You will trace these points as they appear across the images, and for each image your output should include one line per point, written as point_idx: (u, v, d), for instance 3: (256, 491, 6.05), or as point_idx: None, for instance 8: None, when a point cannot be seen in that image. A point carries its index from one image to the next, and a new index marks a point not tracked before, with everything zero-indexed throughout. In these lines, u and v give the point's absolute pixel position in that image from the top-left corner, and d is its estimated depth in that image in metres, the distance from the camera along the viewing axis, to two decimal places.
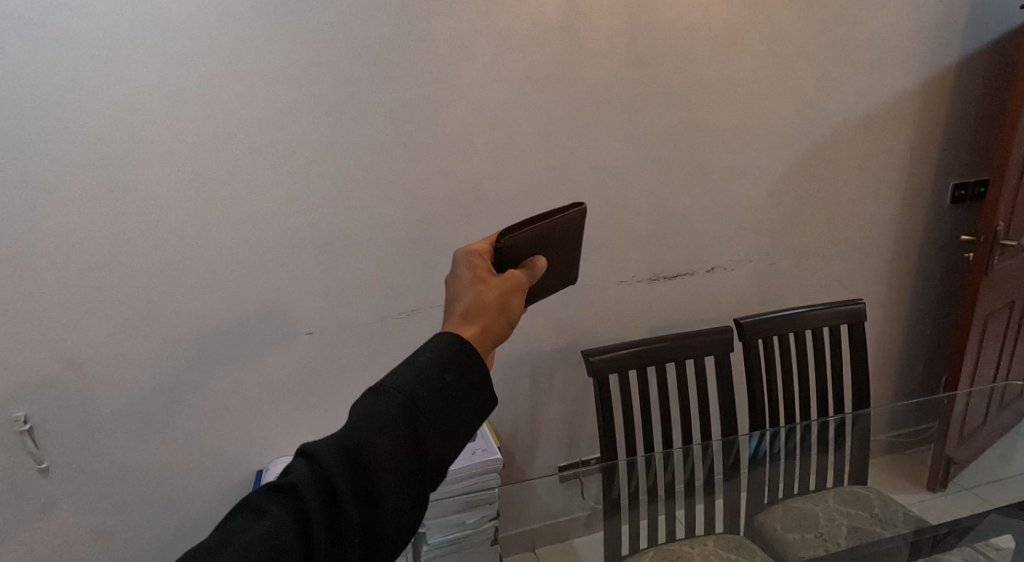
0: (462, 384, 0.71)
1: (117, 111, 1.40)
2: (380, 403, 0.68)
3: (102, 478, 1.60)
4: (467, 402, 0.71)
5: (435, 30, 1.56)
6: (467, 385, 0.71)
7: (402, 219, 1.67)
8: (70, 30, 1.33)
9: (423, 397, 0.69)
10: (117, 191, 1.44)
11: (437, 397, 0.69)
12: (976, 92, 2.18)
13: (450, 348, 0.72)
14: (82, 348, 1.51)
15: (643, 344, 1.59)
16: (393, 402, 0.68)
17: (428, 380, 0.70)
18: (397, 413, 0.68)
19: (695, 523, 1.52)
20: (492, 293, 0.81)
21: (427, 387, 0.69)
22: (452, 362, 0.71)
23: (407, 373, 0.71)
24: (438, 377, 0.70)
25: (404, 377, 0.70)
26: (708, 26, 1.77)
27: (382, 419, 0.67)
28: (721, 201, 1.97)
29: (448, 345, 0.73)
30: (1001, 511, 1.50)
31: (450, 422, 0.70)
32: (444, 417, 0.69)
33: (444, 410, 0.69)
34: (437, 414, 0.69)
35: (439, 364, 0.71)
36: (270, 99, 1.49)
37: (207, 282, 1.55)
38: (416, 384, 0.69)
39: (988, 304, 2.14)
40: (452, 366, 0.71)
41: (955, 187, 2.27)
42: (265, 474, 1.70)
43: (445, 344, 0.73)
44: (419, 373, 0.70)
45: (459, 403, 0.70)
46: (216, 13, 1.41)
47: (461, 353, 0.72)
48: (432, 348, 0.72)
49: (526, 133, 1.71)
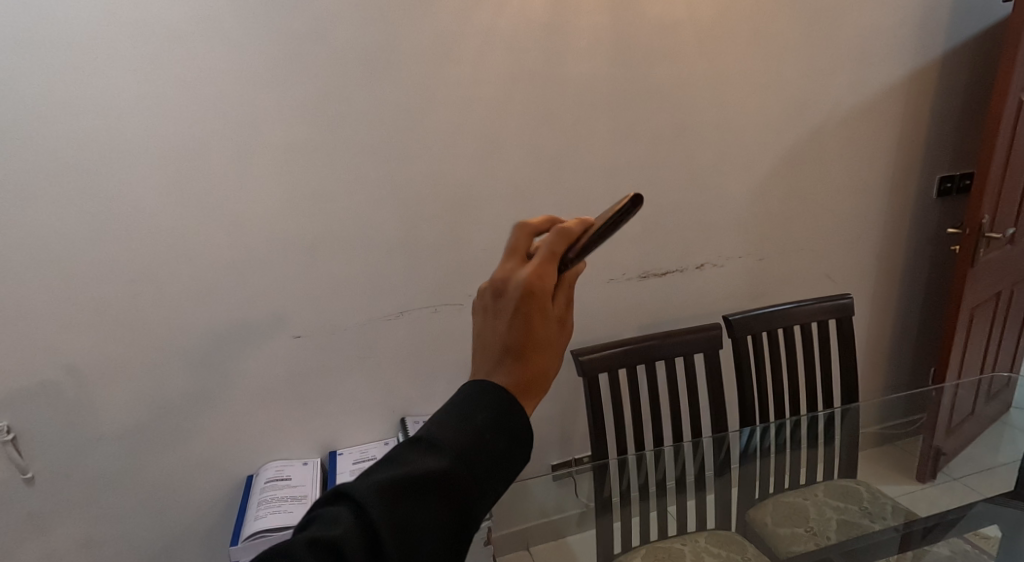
0: (516, 439, 0.71)
1: (100, 115, 1.38)
2: (434, 454, 0.69)
3: (88, 488, 1.58)
4: (512, 467, 0.71)
5: (422, 30, 1.55)
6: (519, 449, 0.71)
7: (391, 220, 1.66)
8: (51, 35, 1.31)
9: (471, 461, 0.69)
10: (100, 196, 1.42)
11: (485, 461, 0.69)
12: (960, 87, 2.20)
13: (505, 413, 0.71)
14: (66, 355, 1.48)
15: (632, 342, 1.58)
16: (447, 455, 0.68)
17: (479, 444, 0.69)
18: (450, 467, 0.68)
19: (686, 521, 1.52)
20: (557, 362, 0.76)
21: (475, 449, 0.69)
22: (502, 423, 0.71)
23: (463, 432, 0.70)
24: (487, 440, 0.70)
25: (458, 429, 0.70)
26: (694, 24, 1.78)
27: (434, 474, 0.67)
28: (708, 199, 1.97)
29: (506, 406, 0.71)
30: (990, 500, 1.51)
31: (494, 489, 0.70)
32: (498, 473, 0.70)
33: (496, 465, 0.70)
34: (488, 468, 0.69)
35: (491, 427, 0.70)
36: (255, 99, 1.47)
37: (193, 286, 1.53)
38: (465, 447, 0.69)
39: (973, 296, 2.16)
40: (505, 428, 0.71)
41: (939, 181, 2.29)
42: (255, 479, 1.68)
43: (501, 407, 0.71)
44: (470, 435, 0.69)
45: (507, 467, 0.70)
46: (199, 16, 1.39)
47: (515, 417, 0.71)
48: (485, 408, 0.71)
49: (515, 132, 1.71)
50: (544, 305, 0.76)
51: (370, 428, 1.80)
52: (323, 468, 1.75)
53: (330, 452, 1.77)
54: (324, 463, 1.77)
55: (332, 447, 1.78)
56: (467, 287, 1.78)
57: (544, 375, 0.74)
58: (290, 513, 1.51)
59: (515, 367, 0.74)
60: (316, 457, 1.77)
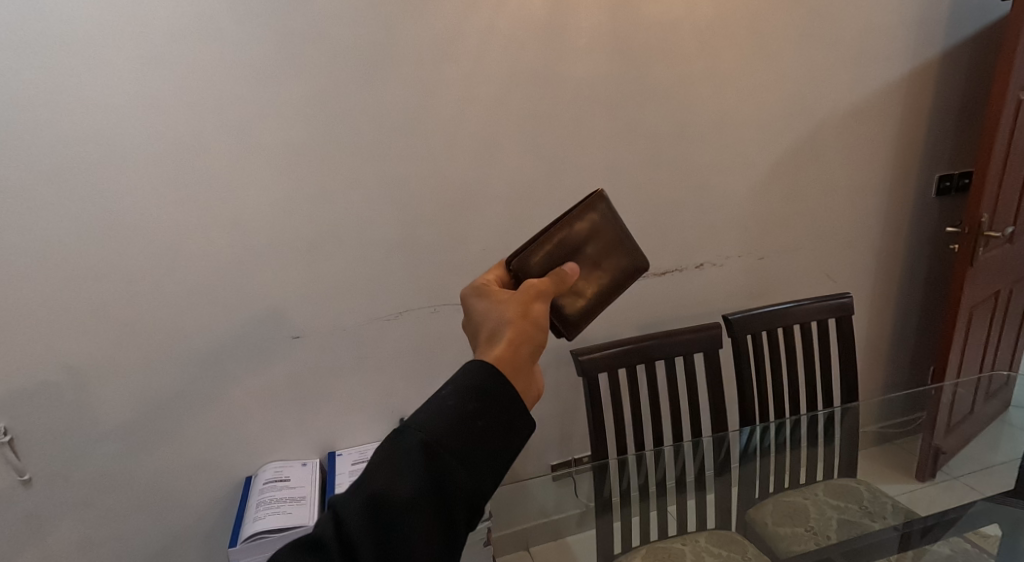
0: (486, 411, 0.72)
1: (97, 114, 1.37)
2: (402, 441, 0.70)
3: (86, 489, 1.57)
4: (493, 431, 0.72)
5: (421, 29, 1.55)
6: (502, 413, 0.73)
7: (390, 219, 1.65)
8: (47, 35, 1.31)
9: (445, 432, 0.70)
10: (97, 196, 1.41)
11: (461, 429, 0.70)
12: (958, 86, 2.20)
13: (471, 384, 0.73)
14: (64, 356, 1.48)
15: (632, 342, 1.58)
16: (413, 439, 0.70)
17: (450, 415, 0.71)
18: (416, 450, 0.69)
19: (686, 521, 1.52)
20: (511, 309, 0.83)
21: (448, 419, 0.71)
22: (474, 390, 0.73)
23: (430, 415, 0.71)
24: (461, 409, 0.71)
25: (425, 414, 0.72)
26: (693, 23, 1.77)
27: (402, 460, 0.69)
28: (707, 198, 1.97)
29: (478, 371, 0.74)
30: (990, 498, 1.51)
31: (479, 456, 0.70)
32: (471, 447, 0.70)
33: (468, 440, 0.70)
34: (458, 444, 0.70)
35: (460, 396, 0.72)
36: (253, 98, 1.47)
37: (191, 286, 1.53)
38: (437, 420, 0.71)
39: (972, 294, 2.16)
40: (471, 397, 0.72)
41: (938, 180, 2.29)
42: (255, 480, 1.67)
43: (467, 375, 0.74)
44: (440, 408, 0.71)
45: (490, 432, 0.71)
46: (197, 15, 1.39)
47: (488, 379, 0.73)
48: (451, 381, 0.73)
49: (514, 131, 1.70)
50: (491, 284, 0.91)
51: (370, 429, 1.80)
52: (323, 468, 1.74)
53: (329, 452, 1.76)
54: (323, 463, 1.76)
55: (331, 447, 1.77)
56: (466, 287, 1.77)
57: (503, 324, 0.81)
58: (289, 514, 1.50)
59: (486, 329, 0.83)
60: (315, 458, 1.76)
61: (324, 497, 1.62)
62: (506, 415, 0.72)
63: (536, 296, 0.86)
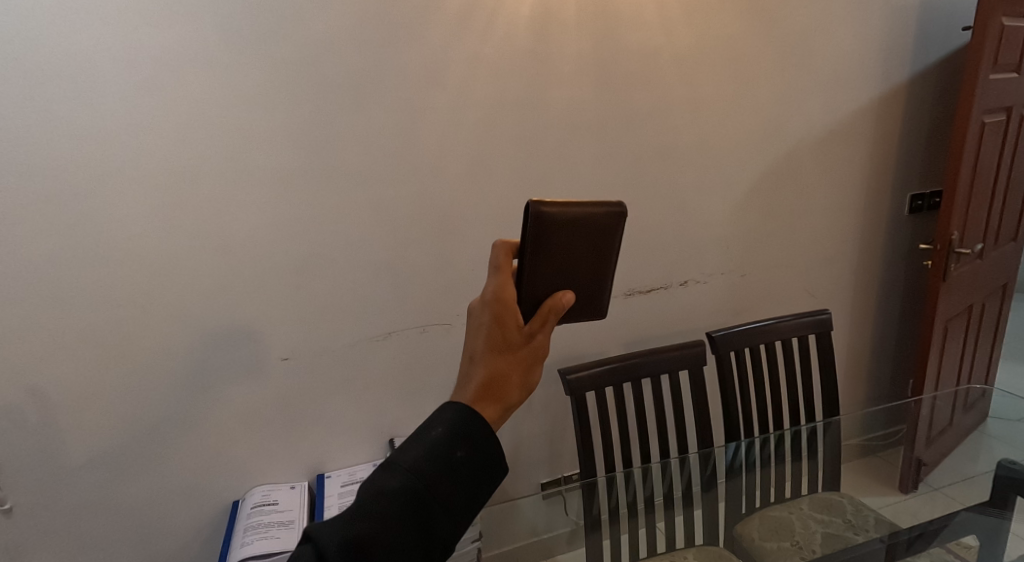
0: (472, 457, 0.74)
1: (86, 143, 1.39)
2: (392, 479, 0.71)
3: (69, 519, 1.55)
4: (476, 477, 0.74)
5: (407, 57, 1.59)
6: (485, 459, 0.75)
7: (378, 241, 1.67)
8: (37, 67, 1.32)
9: (431, 477, 0.72)
10: (83, 223, 1.42)
11: (447, 475, 0.72)
12: (926, 108, 2.29)
13: (461, 422, 0.75)
14: (48, 381, 1.46)
15: (618, 360, 1.60)
16: (402, 480, 0.71)
17: (439, 459, 0.73)
18: (404, 491, 0.71)
19: (674, 536, 1.54)
20: (513, 376, 0.79)
21: (434, 463, 0.72)
22: (463, 434, 0.74)
23: (422, 455, 0.73)
24: (448, 453, 0.73)
25: (415, 454, 0.73)
26: (671, 49, 1.83)
27: (389, 500, 0.70)
28: (689, 218, 2.02)
29: (469, 417, 0.75)
30: (970, 509, 1.54)
31: (460, 500, 0.73)
32: (454, 491, 0.73)
33: (453, 484, 0.73)
34: (443, 488, 0.72)
35: (449, 440, 0.74)
36: (243, 124, 1.49)
37: (179, 310, 1.53)
38: (427, 463, 0.72)
39: (946, 308, 2.22)
40: (462, 437, 0.74)
41: (910, 199, 2.37)
42: (242, 504, 1.66)
43: (456, 414, 0.75)
44: (430, 451, 0.73)
45: (472, 476, 0.74)
46: (189, 48, 1.41)
47: (477, 424, 0.75)
48: (442, 423, 0.75)
49: (498, 154, 1.74)
50: (508, 314, 0.81)
51: (359, 449, 1.79)
52: (311, 491, 1.74)
53: (318, 475, 1.76)
54: (312, 486, 1.75)
55: (320, 469, 1.76)
56: (455, 306, 1.80)
57: (500, 388, 0.78)
58: (279, 539, 1.49)
59: (486, 372, 0.78)
60: (304, 480, 1.75)
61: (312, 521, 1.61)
62: (487, 457, 0.75)
63: (542, 356, 0.82)
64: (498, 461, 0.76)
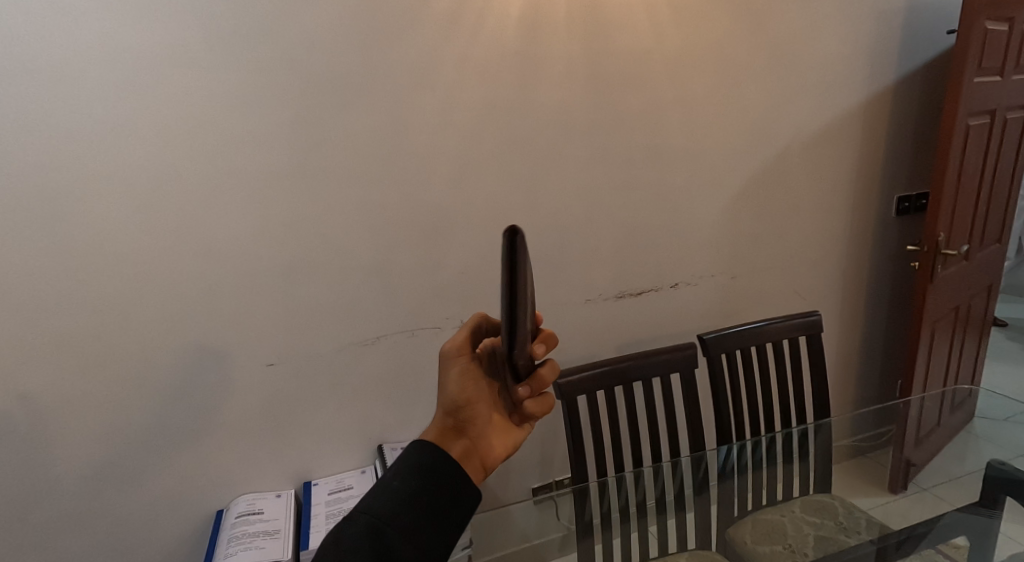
0: (427, 486, 0.82)
1: (60, 140, 1.35)
2: (354, 523, 0.79)
3: (43, 531, 1.50)
4: (434, 501, 0.82)
5: (396, 57, 1.57)
6: (442, 485, 0.83)
7: (366, 243, 1.65)
8: (11, 64, 1.29)
9: (389, 512, 0.79)
10: (55, 223, 1.37)
11: (405, 506, 0.80)
12: (913, 111, 2.30)
13: (411, 459, 0.84)
14: (22, 387, 1.41)
15: (610, 363, 1.59)
16: (363, 520, 0.79)
17: (394, 495, 0.81)
18: (366, 529, 0.78)
19: (667, 541, 1.50)
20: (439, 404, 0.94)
21: (394, 500, 0.80)
22: (415, 468, 0.83)
23: (379, 497, 0.81)
24: (405, 487, 0.82)
25: (373, 499, 0.81)
26: (662, 51, 1.83)
27: (353, 539, 0.77)
28: (680, 219, 2.01)
29: (417, 454, 0.85)
30: (960, 509, 1.54)
31: (422, 525, 0.80)
32: (413, 519, 0.80)
33: (410, 514, 0.80)
34: (402, 518, 0.79)
35: (402, 477, 0.82)
36: (227, 123, 1.46)
37: (160, 314, 1.49)
38: (383, 501, 0.80)
39: (934, 309, 2.23)
40: (412, 471, 0.83)
41: (897, 201, 2.38)
42: (226, 514, 1.62)
43: (408, 456, 0.85)
44: (387, 490, 0.82)
45: (437, 505, 0.81)
46: (171, 45, 1.38)
47: (426, 456, 0.84)
48: (395, 468, 0.84)
49: (488, 155, 1.72)
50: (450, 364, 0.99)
51: (348, 455, 1.76)
52: (298, 499, 1.70)
53: (305, 482, 1.72)
54: (299, 494, 1.71)
55: (306, 477, 1.73)
56: (444, 310, 1.77)
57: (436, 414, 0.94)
58: (261, 550, 1.45)
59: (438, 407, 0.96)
60: (291, 488, 1.71)
61: (298, 529, 1.58)
62: (445, 481, 0.83)
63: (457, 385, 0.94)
64: (456, 484, 0.83)
